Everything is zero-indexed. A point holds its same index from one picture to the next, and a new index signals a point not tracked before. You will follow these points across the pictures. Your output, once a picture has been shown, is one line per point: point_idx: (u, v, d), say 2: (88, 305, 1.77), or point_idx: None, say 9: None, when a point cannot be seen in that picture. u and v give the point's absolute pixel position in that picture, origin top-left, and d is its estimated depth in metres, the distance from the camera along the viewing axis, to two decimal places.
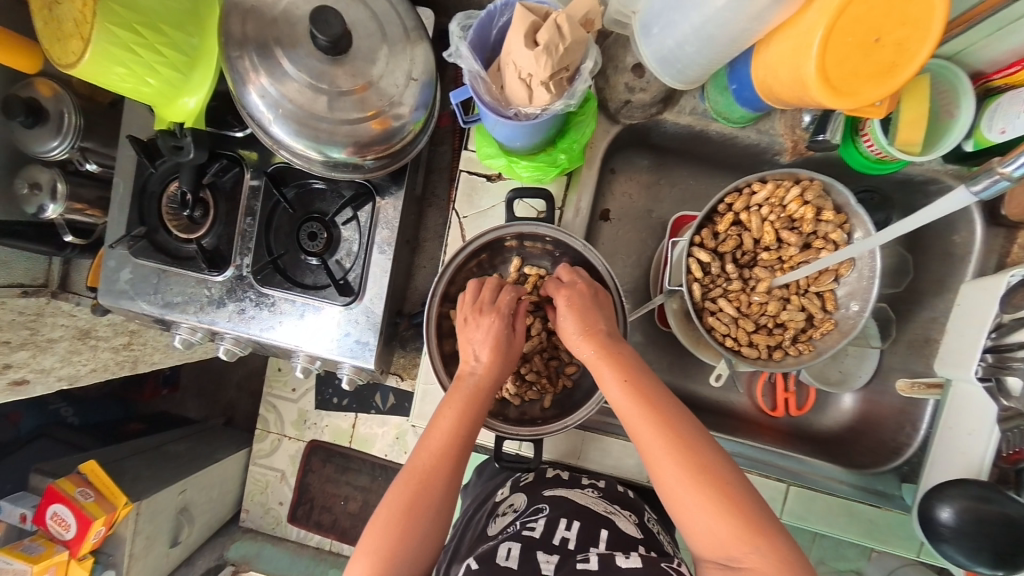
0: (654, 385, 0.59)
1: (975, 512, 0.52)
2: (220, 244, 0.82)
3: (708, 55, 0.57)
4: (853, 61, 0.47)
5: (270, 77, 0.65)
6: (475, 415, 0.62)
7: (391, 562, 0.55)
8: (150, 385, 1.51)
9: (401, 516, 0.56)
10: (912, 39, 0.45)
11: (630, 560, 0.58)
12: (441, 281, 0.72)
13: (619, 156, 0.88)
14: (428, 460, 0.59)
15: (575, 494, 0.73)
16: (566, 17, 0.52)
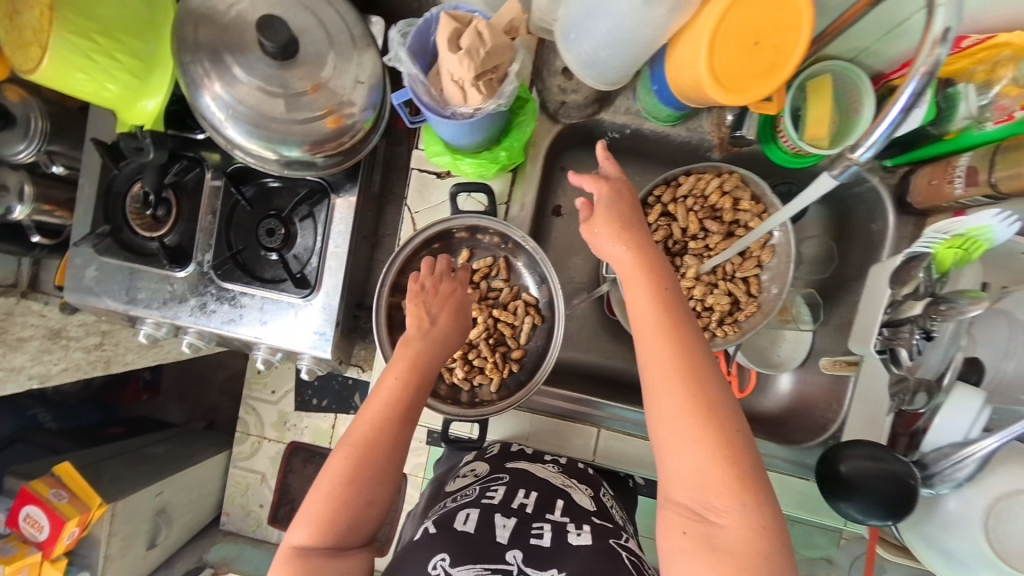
0: (681, 313, 0.57)
1: (866, 472, 0.56)
2: (183, 241, 0.86)
3: (623, 58, 0.61)
4: (740, 63, 0.52)
5: (222, 82, 0.70)
6: (422, 379, 0.66)
7: (331, 523, 0.58)
8: (130, 388, 1.55)
9: (342, 479, 0.59)
10: (788, 41, 0.51)
11: (580, 537, 0.67)
12: (391, 269, 0.77)
13: (569, 155, 0.94)
14: (373, 419, 0.62)
15: (534, 466, 0.81)
16: (485, 24, 0.57)
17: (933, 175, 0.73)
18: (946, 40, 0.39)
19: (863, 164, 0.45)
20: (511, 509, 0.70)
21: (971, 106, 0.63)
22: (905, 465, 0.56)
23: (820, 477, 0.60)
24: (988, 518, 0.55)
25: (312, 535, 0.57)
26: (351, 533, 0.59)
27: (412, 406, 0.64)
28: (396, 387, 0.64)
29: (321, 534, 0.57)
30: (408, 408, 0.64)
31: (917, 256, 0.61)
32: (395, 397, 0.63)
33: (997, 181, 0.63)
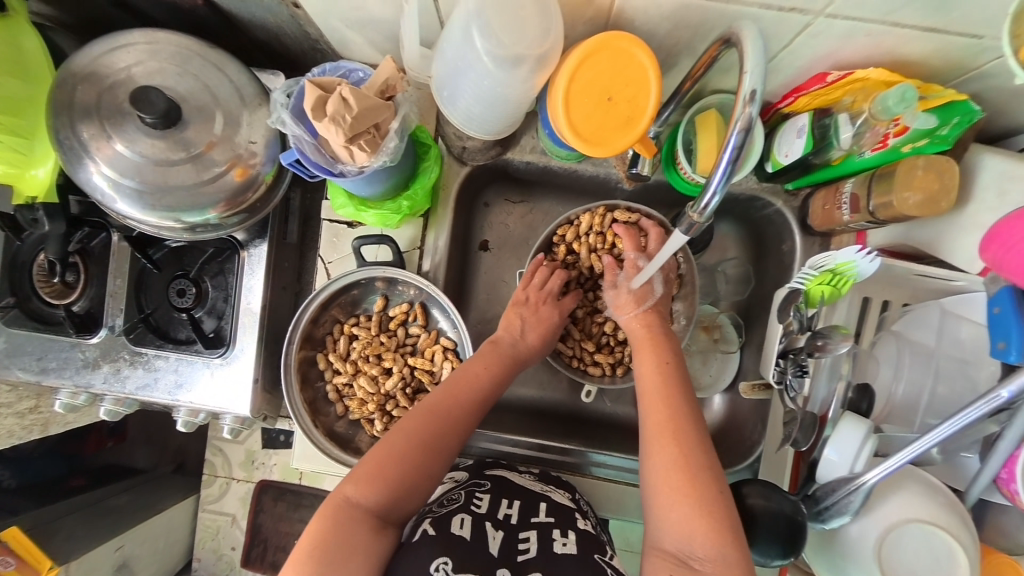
0: (680, 383, 0.64)
1: (760, 509, 0.57)
2: (92, 307, 0.84)
3: (498, 112, 0.61)
4: (598, 117, 0.54)
5: (104, 161, 0.69)
6: (504, 377, 0.73)
7: (389, 486, 0.60)
8: (92, 437, 1.31)
9: (412, 441, 0.63)
10: (640, 95, 0.53)
11: (566, 546, 0.64)
12: (302, 318, 0.76)
13: (490, 190, 0.92)
14: (458, 401, 0.68)
15: (513, 475, 0.78)
16: (350, 90, 0.59)
17: (826, 200, 0.74)
18: (755, 99, 0.41)
19: (707, 220, 0.48)
20: (498, 520, 0.67)
21: (848, 134, 0.64)
22: (792, 503, 0.58)
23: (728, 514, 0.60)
24: (880, 549, 0.55)
25: (366, 491, 0.59)
26: (398, 500, 0.60)
27: (491, 401, 0.71)
28: (485, 377, 0.71)
29: (373, 491, 0.59)
30: (487, 398, 0.70)
31: (793, 289, 0.63)
32: (485, 389, 0.70)
33: (875, 210, 0.66)
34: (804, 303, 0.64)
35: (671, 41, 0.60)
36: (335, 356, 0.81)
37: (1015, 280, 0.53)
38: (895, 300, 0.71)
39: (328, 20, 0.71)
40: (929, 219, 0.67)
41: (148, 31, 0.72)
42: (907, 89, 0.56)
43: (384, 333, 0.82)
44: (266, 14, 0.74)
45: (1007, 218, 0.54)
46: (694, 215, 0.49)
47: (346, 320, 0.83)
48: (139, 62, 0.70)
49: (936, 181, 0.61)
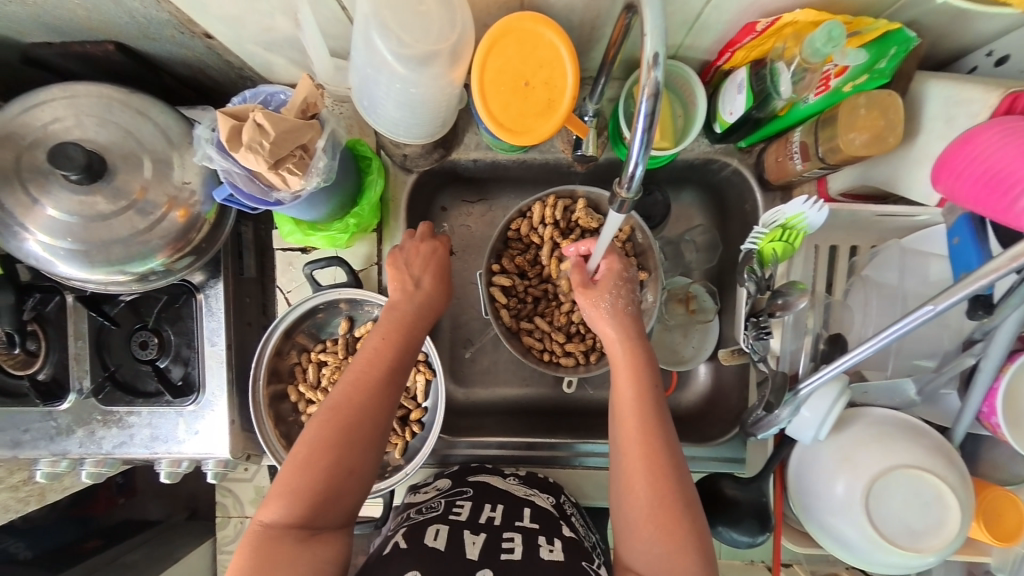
0: (658, 412, 0.61)
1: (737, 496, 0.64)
2: (58, 373, 0.82)
3: (421, 114, 0.59)
4: (518, 105, 0.54)
5: (36, 225, 0.67)
6: (407, 342, 0.65)
7: (302, 496, 0.55)
8: (100, 495, 1.15)
9: (321, 447, 0.57)
10: (555, 76, 0.53)
11: (552, 553, 0.62)
12: (265, 350, 0.75)
13: (446, 193, 0.89)
14: (360, 386, 0.60)
15: (496, 479, 0.77)
16: (264, 114, 0.57)
17: (779, 152, 0.73)
18: (659, 64, 0.40)
19: (635, 193, 0.47)
20: (478, 524, 0.66)
21: (786, 83, 0.61)
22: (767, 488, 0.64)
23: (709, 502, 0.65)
24: (867, 500, 0.54)
25: (280, 509, 0.55)
26: (321, 508, 0.56)
27: (399, 373, 0.63)
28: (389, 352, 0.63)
29: (286, 506, 0.55)
30: (392, 372, 0.62)
31: (746, 252, 0.64)
32: (389, 364, 0.63)
33: (824, 156, 0.64)
34: (758, 264, 0.63)
35: (589, 15, 0.58)
36: (305, 387, 0.80)
37: (969, 208, 0.51)
38: (863, 245, 0.69)
39: (243, 46, 0.69)
40: (882, 158, 0.65)
41: (65, 85, 0.70)
42: (832, 27, 0.54)
43: (354, 354, 0.81)
44: (182, 50, 0.72)
45: (954, 143, 0.51)
46: (623, 191, 0.48)
47: (313, 347, 0.81)
48: (58, 119, 0.68)
49: (879, 120, 0.60)
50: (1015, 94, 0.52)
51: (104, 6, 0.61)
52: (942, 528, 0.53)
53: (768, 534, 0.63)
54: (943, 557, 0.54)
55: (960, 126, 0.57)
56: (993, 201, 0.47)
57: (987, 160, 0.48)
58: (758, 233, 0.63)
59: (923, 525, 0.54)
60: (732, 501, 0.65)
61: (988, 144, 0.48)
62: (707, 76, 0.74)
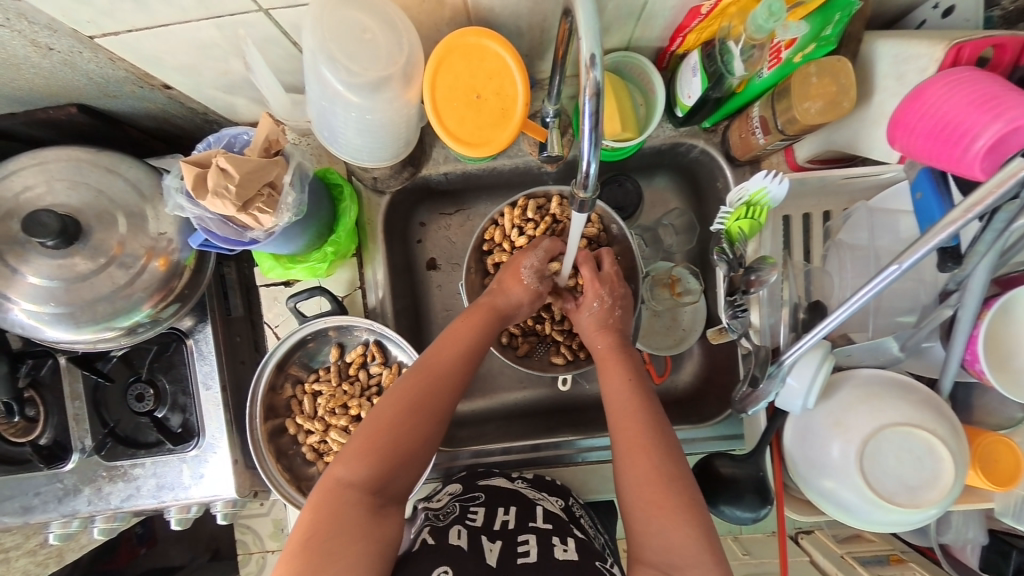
0: (648, 404, 0.65)
1: (733, 477, 0.64)
2: (59, 435, 0.82)
3: (380, 138, 0.59)
4: (471, 118, 0.54)
5: (17, 294, 0.67)
6: (487, 331, 0.71)
7: (380, 458, 0.59)
8: (122, 547, 1.16)
9: (403, 413, 0.62)
10: (505, 85, 0.53)
11: (567, 553, 0.63)
12: (258, 387, 0.75)
13: (423, 209, 0.90)
14: (443, 362, 0.66)
15: (504, 482, 0.77)
16: (226, 158, 0.57)
17: (741, 128, 0.73)
18: (596, 65, 0.41)
19: (594, 191, 0.48)
20: (495, 529, 0.66)
21: (738, 61, 0.62)
22: (756, 463, 0.64)
23: (708, 487, 0.66)
24: (862, 461, 0.55)
25: (355, 468, 0.58)
26: (391, 473, 0.59)
27: (475, 360, 0.69)
28: (470, 337, 0.69)
29: (363, 467, 0.58)
30: (472, 360, 0.68)
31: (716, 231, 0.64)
32: (467, 347, 0.68)
33: (783, 127, 0.65)
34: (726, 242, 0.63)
35: (536, 19, 0.59)
36: (302, 418, 0.80)
37: (929, 162, 0.51)
38: (835, 208, 0.71)
39: (203, 92, 0.69)
40: (840, 122, 0.66)
41: (34, 153, 0.71)
42: (772, 3, 0.54)
43: (348, 380, 0.81)
44: (144, 103, 0.72)
45: (905, 101, 0.52)
46: (581, 190, 0.48)
47: (307, 378, 0.82)
48: (29, 187, 0.69)
49: (832, 85, 0.60)
50: (959, 45, 0.52)
51: (60, 71, 0.62)
52: (941, 479, 0.54)
53: (770, 506, 0.64)
54: (944, 509, 0.54)
55: (911, 82, 0.57)
56: (948, 152, 0.47)
57: (938, 113, 0.48)
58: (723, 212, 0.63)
59: (918, 479, 0.54)
60: (731, 478, 0.65)
61: (938, 97, 0.49)
62: (662, 63, 0.75)
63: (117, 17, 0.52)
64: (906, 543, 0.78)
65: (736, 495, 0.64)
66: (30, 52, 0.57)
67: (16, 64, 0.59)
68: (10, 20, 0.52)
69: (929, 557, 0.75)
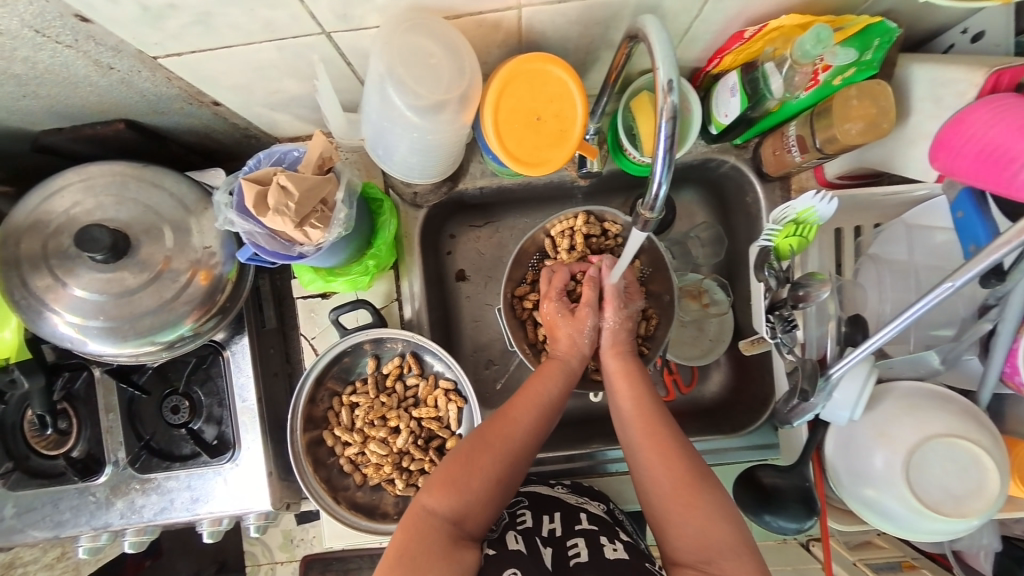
0: (661, 412, 0.65)
1: (777, 484, 0.63)
2: (92, 448, 0.82)
3: (434, 156, 0.61)
4: (530, 139, 0.55)
5: (62, 305, 0.67)
6: (566, 390, 0.71)
7: (463, 490, 0.60)
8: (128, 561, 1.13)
9: (486, 451, 0.63)
10: (565, 108, 0.55)
11: (617, 552, 0.63)
12: (299, 400, 0.75)
13: (453, 222, 0.91)
14: (531, 404, 0.68)
15: (545, 488, 0.78)
16: (287, 176, 0.58)
17: (775, 146, 0.75)
18: (674, 89, 0.43)
19: (659, 215, 0.49)
20: (545, 535, 0.67)
21: (778, 82, 0.64)
22: (801, 472, 0.64)
23: (751, 495, 0.65)
24: (907, 470, 0.57)
25: (439, 497, 0.59)
26: (473, 506, 0.60)
27: (557, 409, 0.70)
28: (546, 391, 0.69)
29: (447, 497, 0.59)
30: (554, 409, 0.69)
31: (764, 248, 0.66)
32: (541, 399, 0.68)
33: (822, 146, 0.66)
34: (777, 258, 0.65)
35: (584, 41, 0.61)
36: (340, 430, 0.80)
37: (970, 183, 0.53)
38: (866, 224, 0.73)
39: (251, 109, 0.71)
40: (875, 141, 0.68)
41: (80, 168, 0.71)
42: (821, 30, 0.56)
43: (384, 393, 0.82)
44: (189, 119, 0.73)
45: (948, 125, 0.54)
46: (648, 213, 0.50)
47: (344, 390, 0.82)
48: (77, 202, 0.69)
49: (871, 108, 0.62)
50: (998, 72, 0.55)
51: (116, 89, 0.63)
52: (986, 489, 0.55)
53: (815, 517, 0.61)
54: (987, 518, 0.55)
55: (948, 106, 0.59)
56: (996, 174, 0.49)
57: (983, 138, 0.50)
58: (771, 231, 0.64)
59: (964, 488, 0.55)
60: (773, 489, 0.64)
61: (983, 123, 0.51)
62: (696, 81, 0.77)
63: (185, 40, 0.53)
64: (917, 550, 0.77)
65: (782, 502, 0.62)
66: (91, 71, 0.58)
67: (74, 82, 0.60)
68: (77, 41, 0.53)
69: (940, 563, 0.75)
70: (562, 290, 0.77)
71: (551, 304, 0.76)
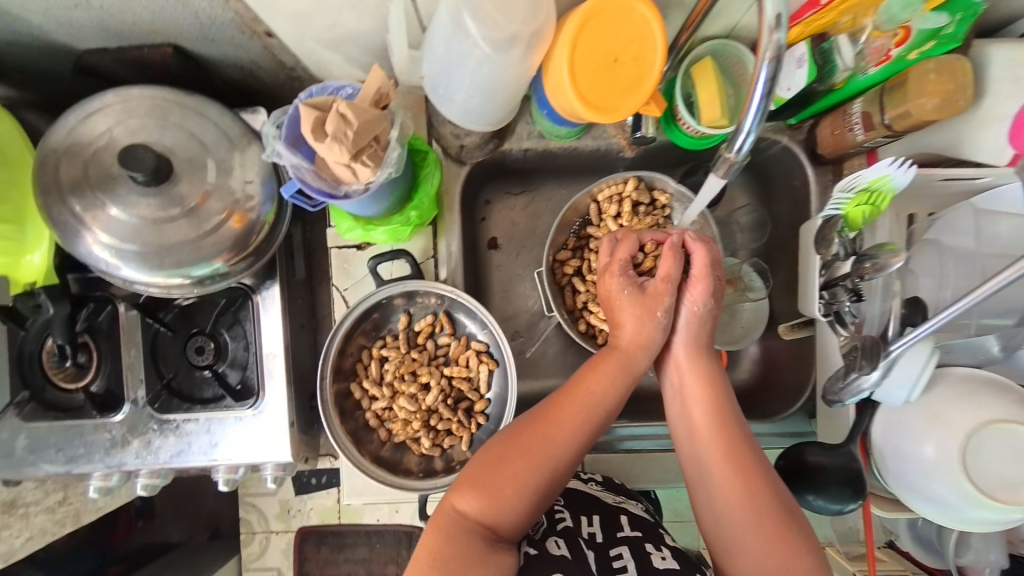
0: (741, 431, 0.61)
1: (820, 463, 0.62)
2: (110, 385, 0.81)
3: (496, 99, 0.60)
4: (605, 82, 0.54)
5: (98, 225, 0.65)
6: (617, 382, 0.64)
7: (495, 495, 0.58)
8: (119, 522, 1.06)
9: (528, 455, 0.59)
10: (645, 51, 0.53)
11: (666, 561, 0.62)
12: (330, 351, 0.73)
13: (489, 187, 0.89)
14: (584, 403, 0.62)
15: (579, 485, 0.77)
16: (347, 105, 0.57)
17: (833, 126, 0.73)
18: (782, 25, 0.42)
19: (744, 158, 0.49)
20: (586, 538, 0.65)
21: (849, 53, 0.64)
22: (847, 451, 0.62)
23: (792, 473, 0.63)
24: (963, 457, 0.55)
25: (470, 500, 0.58)
26: (507, 512, 0.58)
27: (611, 414, 0.64)
28: (600, 395, 0.63)
29: (479, 502, 0.58)
30: (609, 413, 0.64)
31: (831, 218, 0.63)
32: (594, 404, 0.63)
33: (890, 122, 0.65)
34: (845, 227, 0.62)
35: None
36: (368, 383, 0.78)
37: None
38: (921, 212, 0.71)
39: (304, 44, 0.69)
40: (943, 122, 0.66)
41: (120, 91, 0.69)
42: None
43: (414, 350, 0.80)
44: (238, 52, 0.72)
45: None
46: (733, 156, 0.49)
47: (373, 345, 0.80)
48: (119, 123, 0.67)
49: (948, 83, 0.61)
50: None
51: (172, 7, 0.61)
52: None
53: (859, 501, 0.60)
54: None
55: None
56: None
57: None
58: (841, 198, 0.61)
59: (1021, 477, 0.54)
60: (817, 467, 0.62)
61: None
62: None
63: None
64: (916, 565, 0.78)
65: (829, 483, 0.61)
66: None
67: None
68: None
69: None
70: (627, 267, 0.69)
71: (615, 278, 0.69)
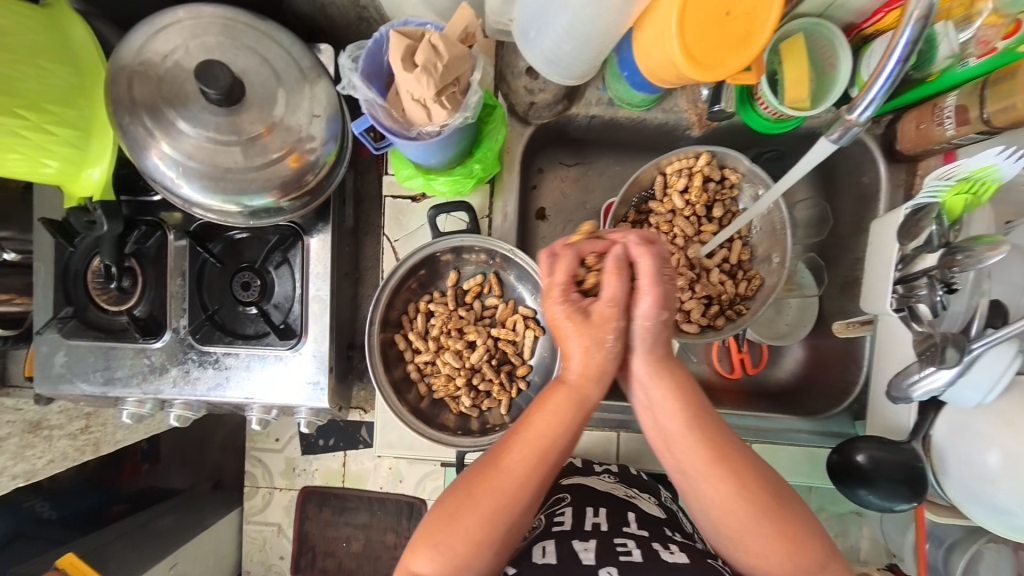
0: (731, 458, 0.55)
1: (879, 458, 0.60)
2: (154, 310, 0.81)
3: (587, 49, 0.60)
4: (712, 35, 0.52)
5: (167, 139, 0.65)
6: (566, 422, 0.57)
7: (473, 551, 0.54)
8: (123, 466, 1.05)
9: (487, 511, 0.54)
10: (759, 7, 0.52)
11: (674, 555, 0.58)
12: (380, 300, 0.72)
13: (543, 155, 0.87)
14: (518, 455, 0.56)
15: (593, 480, 0.75)
16: (439, 36, 0.56)
17: (919, 120, 0.71)
18: None
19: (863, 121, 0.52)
20: (586, 530, 0.63)
21: (950, 43, 0.61)
22: (910, 451, 0.61)
23: (843, 467, 0.62)
24: None
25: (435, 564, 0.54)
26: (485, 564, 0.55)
27: (550, 462, 0.57)
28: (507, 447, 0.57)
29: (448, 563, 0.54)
30: (550, 456, 0.57)
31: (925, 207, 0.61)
32: (541, 446, 0.56)
33: (988, 117, 0.62)
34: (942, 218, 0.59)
35: None
36: (414, 335, 0.78)
37: None
38: None
39: None
40: None
41: (190, 7, 0.67)
42: None
43: (460, 308, 0.79)
44: None
45: None
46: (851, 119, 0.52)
47: (420, 299, 0.79)
48: (195, 37, 0.66)
49: None
50: None
51: None
52: None
53: (913, 502, 0.59)
54: None
55: None
56: None
57: None
58: (939, 186, 0.59)
59: None
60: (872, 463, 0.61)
61: None
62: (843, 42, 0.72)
63: None
64: None
65: (885, 480, 0.60)
66: None
67: None
68: None
69: None
70: (570, 287, 0.59)
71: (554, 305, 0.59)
